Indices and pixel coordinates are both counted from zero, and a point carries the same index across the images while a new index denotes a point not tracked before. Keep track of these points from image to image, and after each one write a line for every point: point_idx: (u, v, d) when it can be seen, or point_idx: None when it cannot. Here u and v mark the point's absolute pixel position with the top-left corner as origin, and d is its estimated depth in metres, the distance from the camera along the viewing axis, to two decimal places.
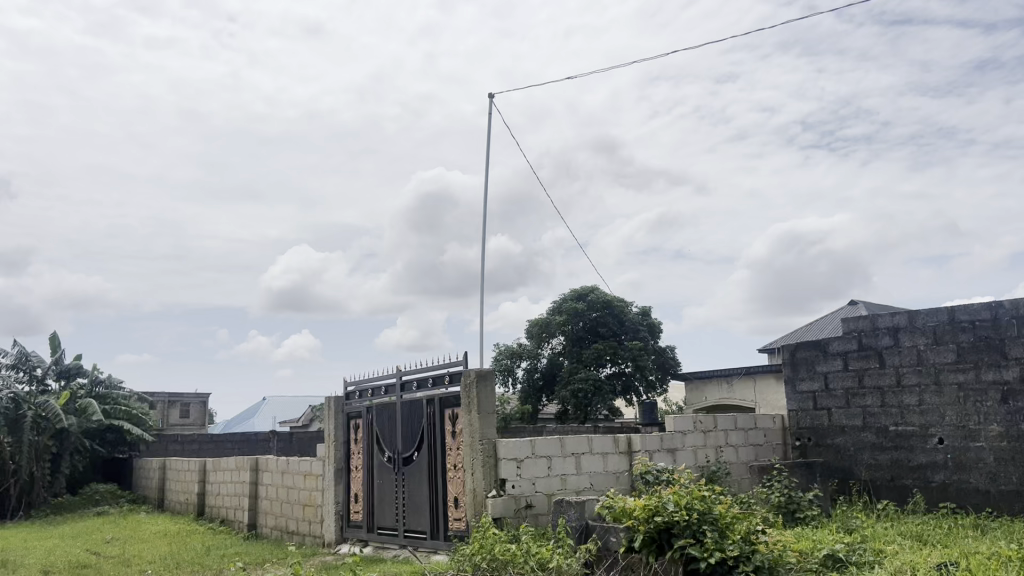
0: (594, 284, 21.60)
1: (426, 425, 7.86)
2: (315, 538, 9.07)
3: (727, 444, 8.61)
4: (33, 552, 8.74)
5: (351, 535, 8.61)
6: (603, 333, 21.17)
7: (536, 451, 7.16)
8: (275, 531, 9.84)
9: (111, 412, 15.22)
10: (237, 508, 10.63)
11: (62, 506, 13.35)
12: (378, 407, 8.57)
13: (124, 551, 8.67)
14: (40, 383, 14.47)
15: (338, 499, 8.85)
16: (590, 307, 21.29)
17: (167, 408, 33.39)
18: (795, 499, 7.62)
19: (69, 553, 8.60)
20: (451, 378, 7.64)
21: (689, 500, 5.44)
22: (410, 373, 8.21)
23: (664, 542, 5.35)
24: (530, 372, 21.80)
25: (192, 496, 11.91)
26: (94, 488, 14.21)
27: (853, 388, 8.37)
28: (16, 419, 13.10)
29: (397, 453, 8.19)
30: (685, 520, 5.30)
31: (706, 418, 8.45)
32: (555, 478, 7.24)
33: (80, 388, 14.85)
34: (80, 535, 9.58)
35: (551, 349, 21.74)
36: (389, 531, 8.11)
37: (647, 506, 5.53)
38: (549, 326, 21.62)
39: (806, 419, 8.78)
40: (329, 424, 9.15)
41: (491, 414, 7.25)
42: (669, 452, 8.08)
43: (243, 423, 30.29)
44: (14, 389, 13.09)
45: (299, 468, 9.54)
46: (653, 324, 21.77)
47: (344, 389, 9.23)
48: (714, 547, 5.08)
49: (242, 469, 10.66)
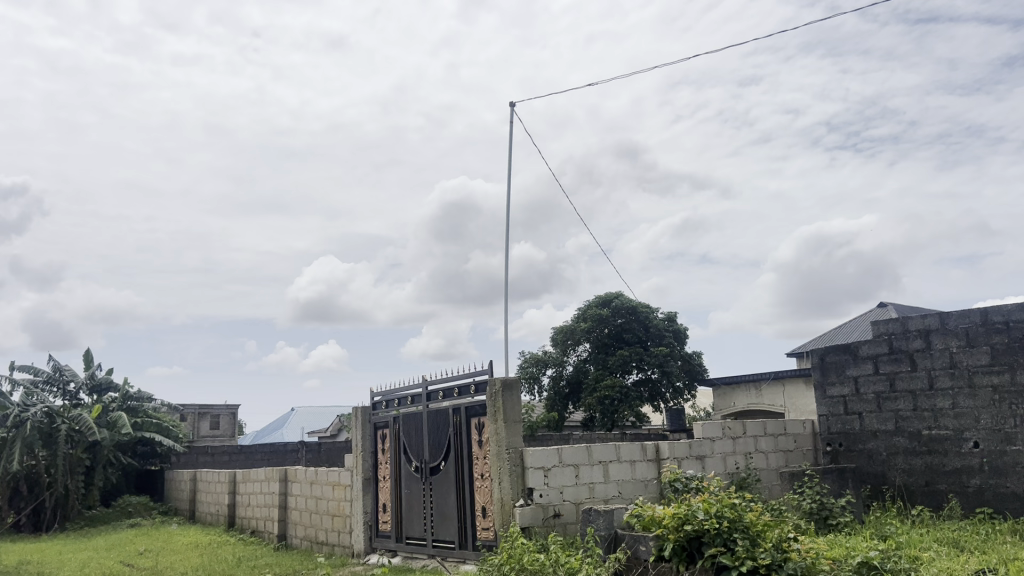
0: (618, 290, 21.49)
1: (453, 434, 7.88)
2: (345, 548, 9.10)
3: (756, 450, 8.53)
4: (68, 565, 8.85)
5: (380, 545, 8.63)
6: (628, 339, 21.09)
7: (563, 459, 7.14)
8: (304, 541, 9.89)
9: (143, 425, 15.42)
10: (267, 519, 10.70)
11: (96, 519, 13.53)
12: (405, 417, 8.61)
13: (157, 563, 8.75)
14: (73, 398, 14.71)
15: (367, 509, 8.87)
16: (614, 313, 21.24)
17: (198, 419, 33.79)
18: (827, 505, 7.52)
19: (103, 565, 8.71)
20: (477, 387, 7.65)
21: (718, 509, 5.39)
22: (435, 383, 8.25)
23: (694, 551, 5.31)
24: (556, 379, 21.68)
25: (223, 507, 12.02)
26: (126, 500, 14.39)
27: (884, 392, 8.25)
28: (51, 433, 13.35)
29: (424, 462, 8.22)
30: (715, 528, 5.25)
31: (735, 424, 8.36)
32: (583, 487, 7.21)
33: (112, 401, 15.05)
34: (114, 546, 9.70)
35: (576, 357, 21.67)
36: (417, 541, 8.12)
37: (675, 514, 5.48)
38: (573, 333, 21.58)
39: (837, 424, 8.66)
40: (355, 434, 9.20)
41: (517, 422, 7.25)
42: (698, 460, 8.01)
43: (272, 433, 30.52)
44: (47, 404, 13.37)
45: (327, 478, 9.59)
46: (678, 329, 21.64)
47: (370, 398, 9.27)
48: (745, 555, 5.02)
49: (271, 480, 10.73)
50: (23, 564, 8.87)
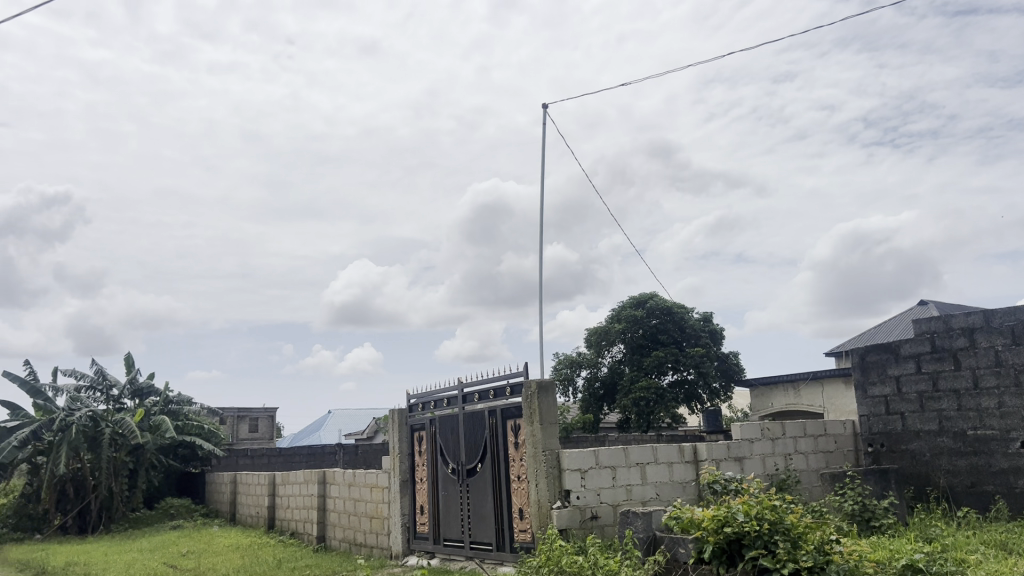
0: (653, 290, 21.39)
1: (489, 436, 7.89)
2: (383, 550, 9.15)
3: (796, 451, 8.43)
4: (114, 566, 9.02)
5: (418, 547, 8.67)
6: (663, 340, 20.96)
7: (600, 461, 7.11)
8: (343, 543, 9.97)
9: (183, 428, 15.67)
10: (306, 521, 10.80)
11: (140, 520, 13.75)
12: (441, 419, 8.65)
13: (199, 564, 8.88)
14: (116, 402, 14.99)
15: (405, 511, 8.91)
16: (649, 314, 21.14)
17: (237, 423, 34.23)
18: (870, 507, 7.41)
19: (147, 566, 8.86)
20: (513, 389, 7.66)
21: (759, 510, 5.33)
22: (471, 385, 8.27)
23: (735, 553, 5.26)
24: (590, 381, 21.62)
25: (262, 509, 12.16)
26: (169, 502, 14.61)
27: (927, 392, 8.10)
28: (95, 436, 13.62)
29: (461, 464, 8.24)
30: (756, 530, 5.20)
31: (774, 425, 8.27)
32: (620, 489, 7.19)
33: (154, 405, 15.32)
34: (157, 548, 9.86)
35: (611, 358, 21.59)
36: (455, 543, 8.15)
37: (715, 517, 5.44)
38: (608, 334, 21.50)
39: (878, 425, 8.54)
40: (392, 436, 9.25)
41: (553, 424, 7.24)
42: (736, 461, 7.93)
43: (309, 435, 30.85)
44: (91, 408, 13.64)
45: (365, 481, 9.66)
46: (714, 329, 21.48)
47: (407, 401, 9.32)
48: (787, 557, 4.96)
49: (310, 483, 10.84)
50: (71, 566, 9.05)
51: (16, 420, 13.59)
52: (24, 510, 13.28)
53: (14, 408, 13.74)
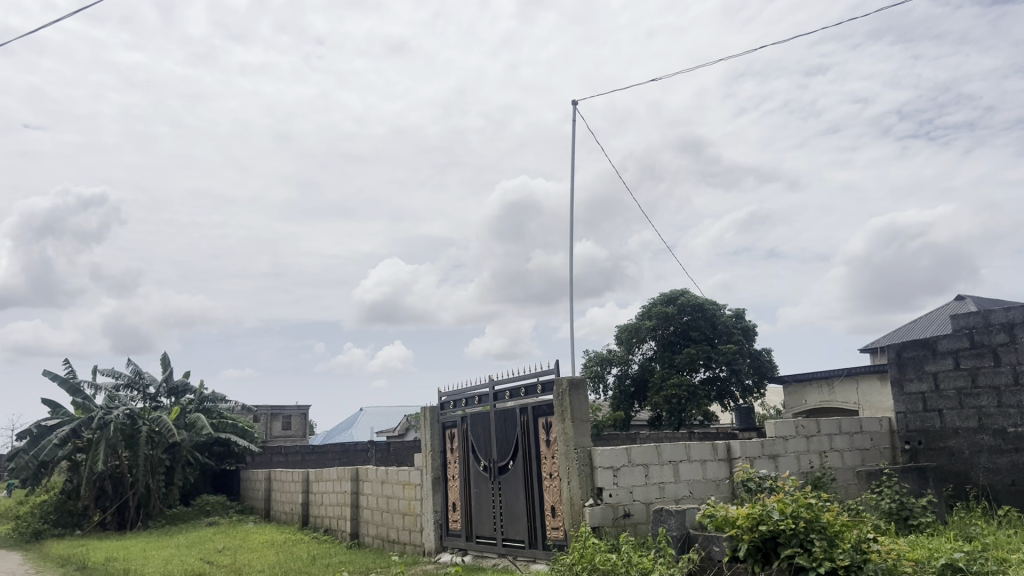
0: (684, 287, 21.27)
1: (521, 433, 7.90)
2: (416, 547, 9.20)
3: (831, 449, 8.35)
4: (152, 561, 9.16)
5: (450, 544, 8.70)
6: (695, 337, 20.83)
7: (633, 459, 7.08)
8: (376, 540, 10.03)
9: (218, 426, 15.87)
10: (340, 517, 10.88)
11: (177, 517, 13.94)
12: (472, 417, 8.67)
13: (235, 560, 8.99)
14: (153, 400, 15.23)
15: (437, 508, 8.95)
16: (680, 311, 21.02)
17: (270, 420, 34.63)
18: (908, 505, 7.30)
19: (185, 561, 9.00)
20: (544, 387, 7.66)
21: (794, 509, 5.27)
22: (502, 382, 8.28)
23: (770, 551, 5.21)
24: (621, 378, 21.55)
25: (297, 506, 12.28)
26: (204, 499, 14.80)
27: (966, 389, 7.96)
28: (133, 434, 13.85)
29: (492, 462, 8.25)
30: (791, 529, 5.15)
31: (808, 422, 8.19)
32: (653, 487, 7.15)
33: (190, 403, 15.56)
34: (194, 544, 9.99)
35: (642, 355, 21.49)
36: (487, 541, 8.17)
37: (750, 515, 5.39)
38: (638, 331, 21.40)
39: (915, 422, 8.41)
40: (424, 433, 9.29)
41: (585, 421, 7.23)
42: (771, 459, 7.86)
43: (342, 433, 31.09)
44: (129, 407, 13.89)
45: (398, 477, 9.72)
46: (747, 326, 21.30)
47: (438, 398, 9.36)
48: (823, 556, 4.90)
49: (343, 480, 10.93)
50: (110, 561, 9.20)
51: (56, 418, 13.87)
52: (64, 506, 13.53)
53: (54, 407, 14.01)
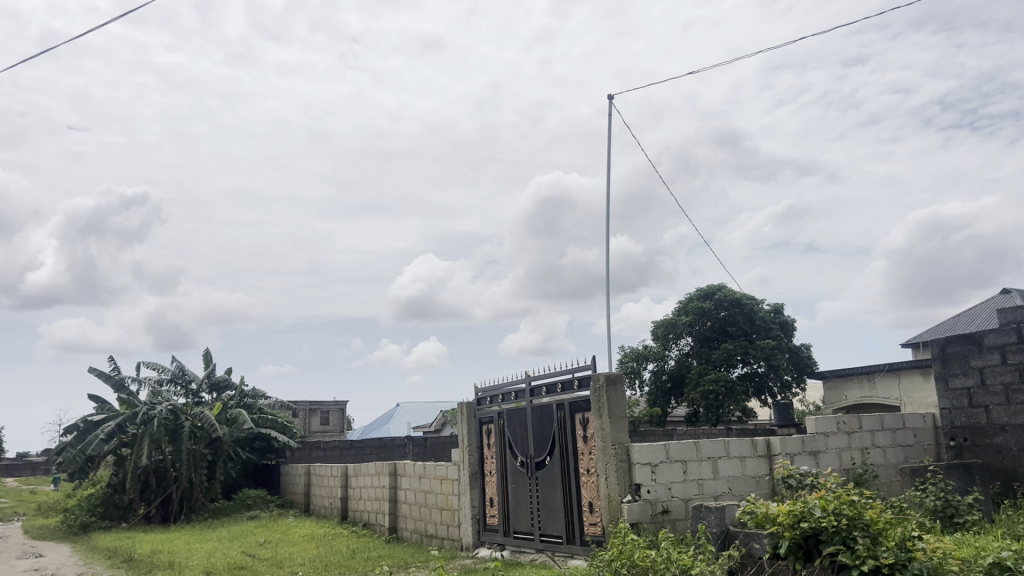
0: (721, 282, 21.10)
1: (558, 429, 7.89)
2: (454, 541, 9.26)
3: (873, 445, 8.23)
4: (196, 554, 9.33)
5: (488, 539, 8.74)
6: (732, 332, 20.64)
7: (671, 455, 7.05)
8: (415, 534, 10.11)
9: (258, 421, 16.10)
10: (378, 512, 10.99)
11: (219, 510, 14.16)
12: (509, 412, 8.69)
13: (276, 553, 9.13)
14: (195, 395, 15.49)
15: (474, 503, 8.99)
16: (717, 306, 20.85)
17: (309, 415, 35.06)
18: (953, 503, 7.18)
19: (227, 554, 9.15)
20: (580, 382, 7.66)
21: (837, 505, 5.20)
22: (539, 378, 8.28)
23: (812, 548, 5.15)
24: (657, 374, 21.46)
25: (336, 500, 12.42)
26: (245, 493, 15.01)
27: (1014, 384, 7.79)
28: (175, 429, 14.10)
29: (529, 457, 8.26)
30: (834, 526, 5.08)
31: (849, 419, 8.08)
32: (692, 483, 7.11)
33: (231, 399, 15.84)
34: (236, 537, 10.15)
35: (678, 351, 21.36)
36: (525, 536, 8.18)
37: (791, 512, 5.33)
38: (674, 327, 21.27)
39: (961, 418, 8.25)
40: (461, 429, 9.33)
41: (622, 418, 7.20)
42: (811, 455, 7.77)
43: (379, 428, 31.38)
44: (172, 402, 14.15)
45: (435, 472, 9.78)
46: (785, 321, 21.06)
47: (475, 394, 9.39)
48: (867, 554, 4.84)
49: (381, 475, 11.03)
50: (155, 553, 9.39)
51: (102, 414, 14.17)
52: (110, 500, 13.83)
53: (100, 402, 14.31)
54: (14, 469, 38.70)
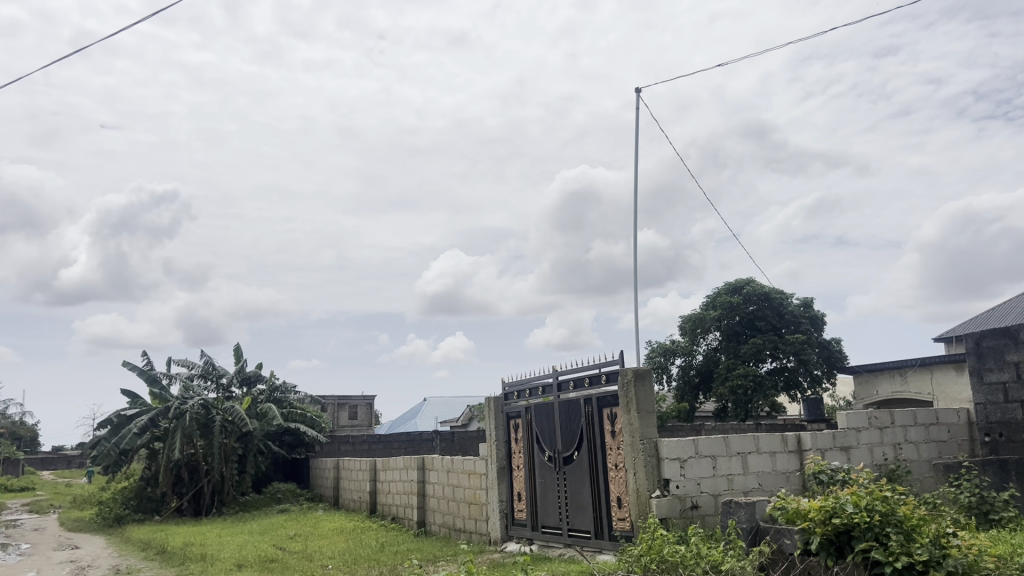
0: (749, 276, 20.94)
1: (586, 425, 7.89)
2: (482, 535, 9.29)
3: (906, 441, 8.14)
4: (228, 547, 9.45)
5: (516, 534, 8.76)
6: (761, 327, 20.48)
7: (700, 451, 7.02)
8: (443, 528, 10.16)
9: (288, 415, 16.27)
10: (407, 506, 11.05)
11: (249, 504, 14.33)
12: (536, 408, 8.69)
13: (306, 546, 9.22)
14: (225, 390, 15.67)
15: (502, 498, 9.02)
16: (745, 300, 20.69)
17: (337, 410, 35.33)
18: (988, 499, 7.08)
19: (259, 547, 9.26)
20: (608, 377, 7.64)
21: (869, 501, 5.14)
22: (566, 373, 8.28)
23: (844, 545, 5.10)
24: (685, 368, 21.35)
25: (365, 494, 12.51)
26: (275, 487, 15.17)
27: None
28: (207, 424, 14.28)
29: (557, 452, 8.27)
30: (866, 522, 5.03)
31: (882, 414, 7.99)
32: (721, 479, 7.08)
33: (260, 393, 16.01)
34: (267, 530, 10.27)
35: (706, 345, 21.25)
36: (553, 530, 8.19)
37: (823, 508, 5.30)
38: (702, 322, 21.15)
39: (996, 413, 8.13)
40: (488, 424, 9.35)
41: (650, 413, 7.18)
42: (843, 451, 7.70)
43: (406, 423, 31.54)
44: (203, 397, 14.34)
45: (463, 467, 9.82)
46: (815, 315, 20.84)
47: (502, 389, 9.40)
48: (900, 551, 4.78)
49: (409, 469, 11.10)
50: (188, 546, 9.54)
51: (135, 408, 14.38)
52: (143, 493, 14.05)
53: (133, 397, 14.52)
54: (49, 463, 39.37)
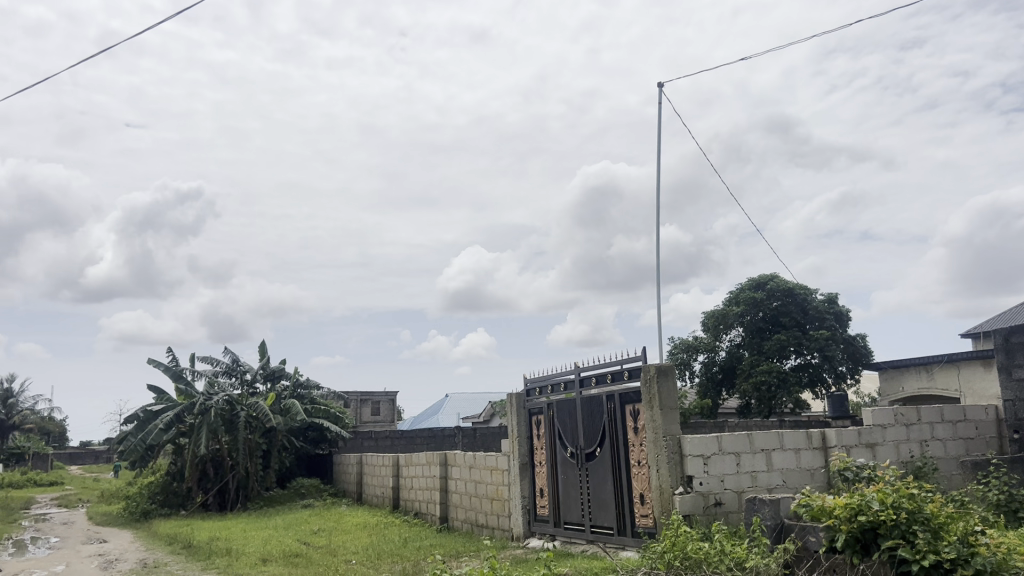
0: (773, 272, 20.78)
1: (608, 421, 7.87)
2: (505, 531, 9.31)
3: (933, 438, 8.05)
4: (253, 541, 9.55)
5: (539, 530, 8.77)
6: (785, 323, 20.32)
7: (724, 447, 6.98)
8: (465, 524, 10.19)
9: (311, 411, 16.41)
10: (429, 501, 11.11)
11: (273, 499, 14.45)
12: (559, 404, 8.69)
13: (330, 541, 9.28)
14: (250, 386, 15.82)
15: (524, 494, 9.03)
16: (769, 296, 20.54)
17: (360, 406, 35.53)
18: (1016, 497, 6.99)
19: (283, 542, 9.33)
20: (630, 373, 7.62)
21: (896, 499, 5.09)
22: (588, 369, 8.27)
23: (870, 543, 5.06)
24: (708, 365, 21.26)
25: (388, 489, 12.56)
26: (299, 482, 15.29)
27: None
28: (232, 419, 14.41)
29: (579, 448, 8.26)
30: (892, 520, 4.97)
31: (908, 410, 7.91)
32: (745, 476, 7.04)
33: (285, 389, 16.16)
34: (291, 525, 10.36)
35: (729, 342, 21.13)
36: (576, 527, 8.19)
37: (848, 505, 5.25)
38: (725, 318, 21.03)
39: None
40: (510, 420, 9.37)
41: (674, 409, 7.15)
42: (868, 448, 7.63)
43: (428, 419, 31.66)
44: (227, 393, 14.46)
45: (485, 463, 9.84)
46: (840, 311, 20.64)
47: (524, 385, 9.40)
48: (928, 549, 4.73)
49: (432, 464, 11.14)
50: (214, 540, 9.64)
51: (161, 404, 14.55)
52: (169, 488, 14.21)
53: (159, 393, 14.69)
54: (77, 457, 39.94)
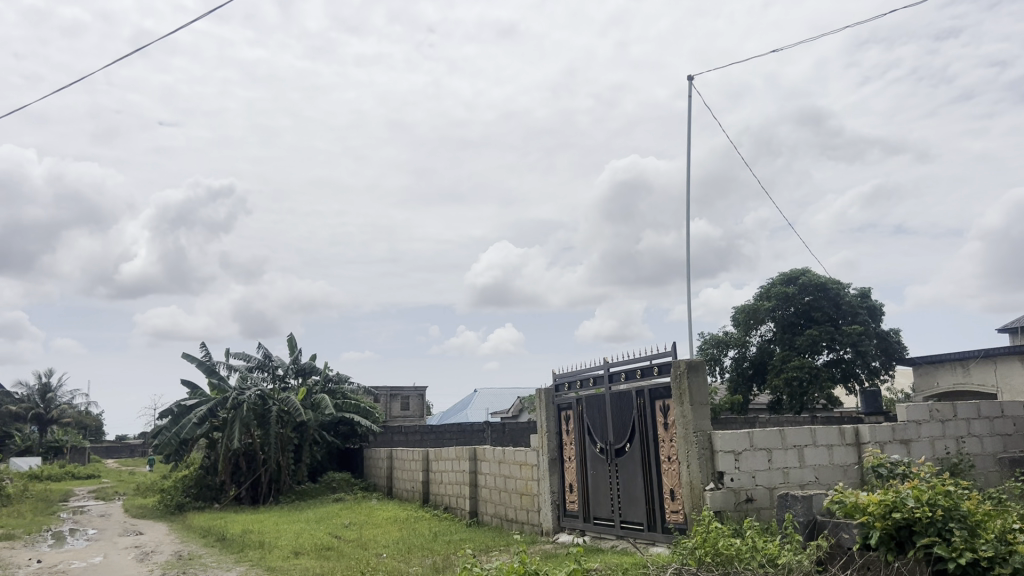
0: (805, 266, 20.55)
1: (638, 417, 7.85)
2: (534, 526, 9.33)
3: (969, 434, 7.92)
4: (285, 535, 9.66)
5: (568, 525, 8.78)
6: (817, 318, 20.09)
7: (755, 443, 6.94)
8: (495, 518, 10.23)
9: (342, 406, 16.56)
10: (459, 496, 11.17)
11: (305, 492, 14.61)
12: (588, 399, 8.68)
13: (360, 535, 9.37)
14: (281, 381, 16.01)
15: (554, 489, 9.04)
16: (801, 291, 20.32)
17: (389, 401, 35.78)
18: None
19: (315, 535, 9.43)
20: (660, 369, 7.59)
21: (931, 496, 5.01)
22: (617, 365, 8.25)
23: (904, 539, 4.99)
24: (738, 360, 21.12)
25: (418, 483, 12.63)
26: (330, 476, 15.44)
27: None
28: (264, 413, 14.58)
29: (609, 444, 8.24)
30: (928, 517, 4.90)
31: (943, 407, 7.80)
32: (777, 472, 6.98)
33: (315, 384, 16.32)
34: (323, 518, 10.47)
35: (760, 337, 20.96)
36: (605, 522, 8.19)
37: (882, 501, 5.18)
38: (756, 313, 20.86)
39: None
40: (540, 415, 9.38)
41: (704, 405, 7.11)
42: (902, 444, 7.53)
43: (457, 414, 31.78)
44: (259, 387, 14.61)
45: (515, 458, 9.86)
46: (873, 306, 20.37)
47: (553, 381, 9.41)
48: (964, 547, 4.67)
49: (461, 459, 11.18)
50: (247, 533, 9.76)
51: (194, 398, 14.76)
52: (203, 481, 14.43)
53: (193, 388, 14.90)
54: (115, 451, 40.68)
